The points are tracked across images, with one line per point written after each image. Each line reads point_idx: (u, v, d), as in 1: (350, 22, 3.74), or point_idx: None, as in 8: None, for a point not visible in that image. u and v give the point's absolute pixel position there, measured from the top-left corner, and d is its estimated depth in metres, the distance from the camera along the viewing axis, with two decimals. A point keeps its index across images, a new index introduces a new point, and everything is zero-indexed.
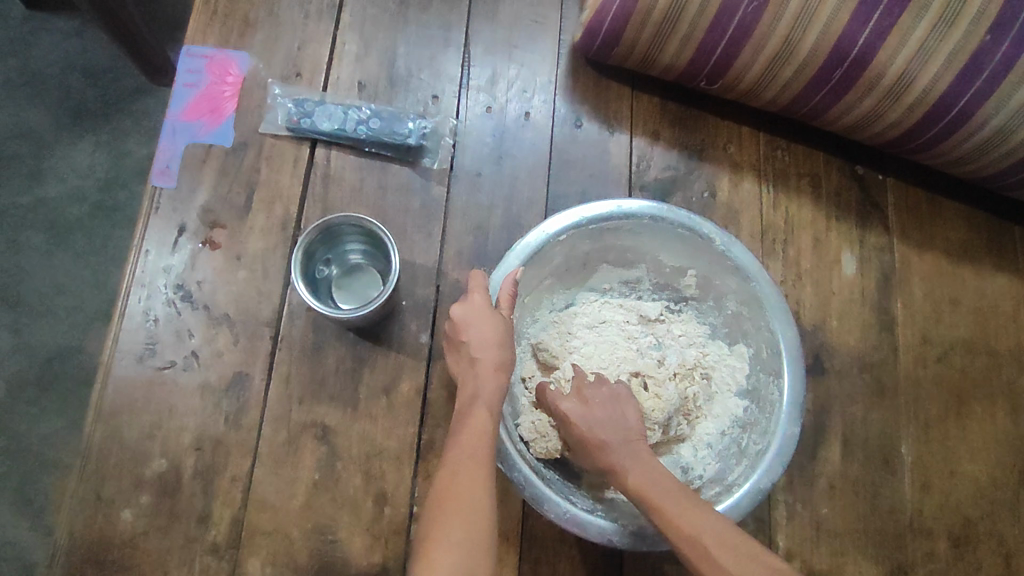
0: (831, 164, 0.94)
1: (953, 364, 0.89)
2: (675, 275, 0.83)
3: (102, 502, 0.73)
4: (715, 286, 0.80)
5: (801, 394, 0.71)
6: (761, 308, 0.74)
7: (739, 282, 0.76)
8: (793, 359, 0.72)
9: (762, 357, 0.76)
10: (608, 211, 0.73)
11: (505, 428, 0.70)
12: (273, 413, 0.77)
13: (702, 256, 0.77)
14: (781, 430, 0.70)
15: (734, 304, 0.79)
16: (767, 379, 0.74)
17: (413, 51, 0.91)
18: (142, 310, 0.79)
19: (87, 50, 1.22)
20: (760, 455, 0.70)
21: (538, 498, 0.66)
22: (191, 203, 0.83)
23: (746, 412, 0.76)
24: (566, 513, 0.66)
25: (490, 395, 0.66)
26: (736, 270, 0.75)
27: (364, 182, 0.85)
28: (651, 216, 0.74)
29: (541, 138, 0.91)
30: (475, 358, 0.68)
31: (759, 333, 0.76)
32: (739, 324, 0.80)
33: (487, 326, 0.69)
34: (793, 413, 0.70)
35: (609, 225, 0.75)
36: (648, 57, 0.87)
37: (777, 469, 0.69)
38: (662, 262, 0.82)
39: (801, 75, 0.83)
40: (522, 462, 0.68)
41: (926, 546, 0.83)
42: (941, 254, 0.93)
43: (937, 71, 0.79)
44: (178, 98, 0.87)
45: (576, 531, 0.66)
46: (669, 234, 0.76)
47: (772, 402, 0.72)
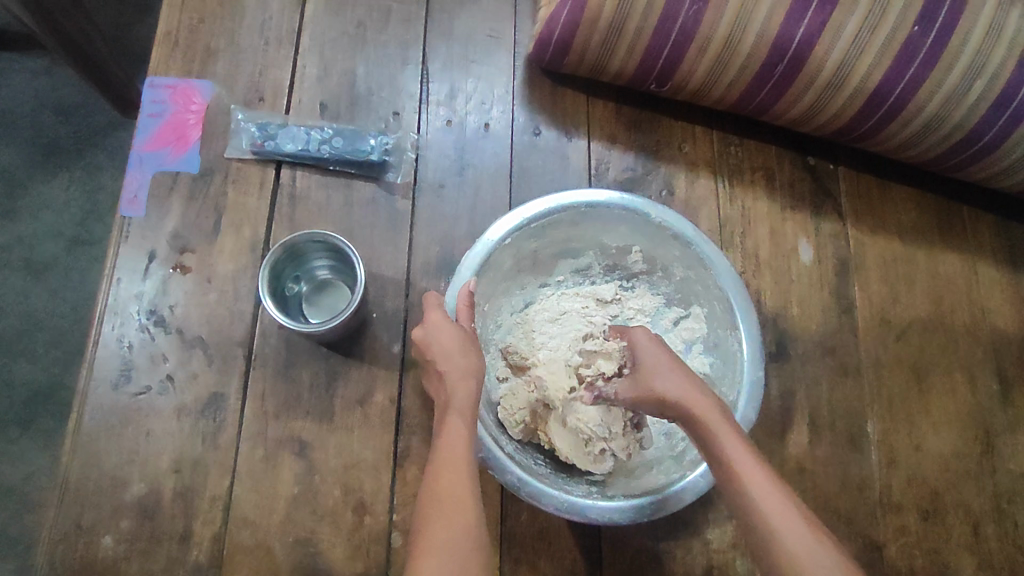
0: (782, 157, 0.98)
1: (912, 342, 0.92)
2: (621, 255, 0.86)
3: (82, 530, 0.74)
4: (660, 258, 0.83)
5: (758, 340, 0.75)
6: (707, 270, 0.77)
7: (681, 249, 0.79)
8: (746, 312, 0.75)
9: (717, 314, 0.79)
10: (546, 208, 0.76)
11: (491, 436, 0.72)
12: (249, 431, 0.78)
13: (643, 233, 0.80)
14: (747, 377, 0.73)
15: (681, 270, 0.82)
16: (725, 333, 0.78)
17: (373, 71, 0.94)
18: (116, 337, 0.80)
19: (56, 88, 1.24)
20: (734, 407, 0.73)
21: (534, 495, 0.69)
22: (161, 230, 0.85)
23: (713, 368, 0.80)
24: (566, 502, 0.69)
25: (454, 400, 0.68)
26: (677, 239, 0.78)
27: (329, 200, 0.87)
28: (588, 205, 0.77)
29: (501, 147, 0.93)
30: (441, 368, 0.70)
31: (709, 293, 0.79)
32: (689, 287, 0.83)
33: (448, 336, 0.71)
34: (755, 359, 0.74)
35: (549, 221, 0.78)
36: (599, 64, 0.91)
37: (752, 413, 0.72)
38: (607, 244, 0.84)
39: (745, 73, 0.87)
40: (513, 464, 0.70)
41: (896, 520, 0.85)
42: (893, 236, 0.97)
43: (871, 63, 0.83)
44: (143, 129, 0.89)
45: (576, 518, 0.69)
46: (608, 218, 0.79)
47: (734, 354, 0.76)
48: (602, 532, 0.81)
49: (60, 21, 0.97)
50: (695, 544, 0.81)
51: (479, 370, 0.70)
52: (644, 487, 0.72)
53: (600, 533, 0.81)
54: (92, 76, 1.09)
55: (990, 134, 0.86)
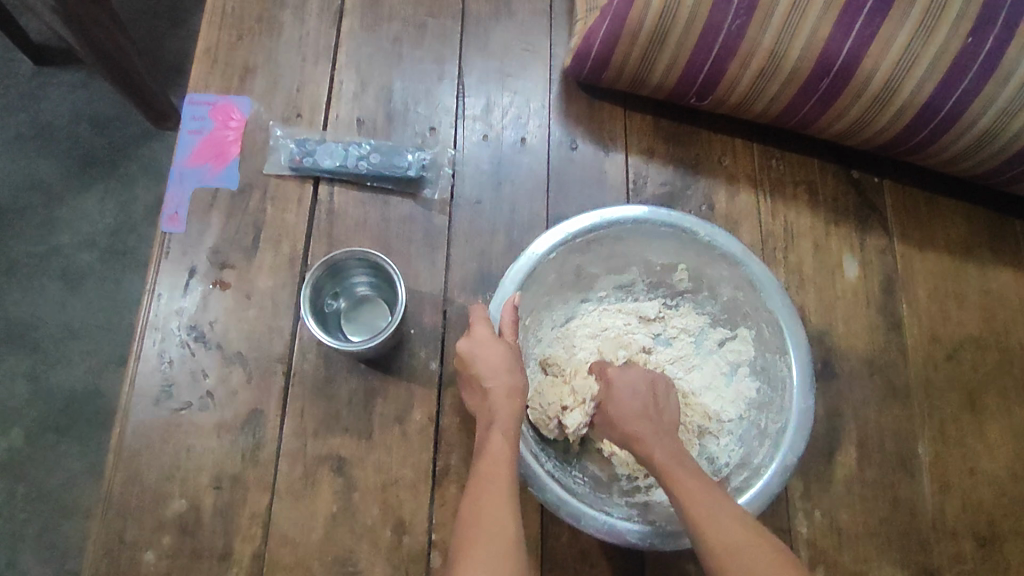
0: (825, 171, 0.96)
1: (964, 361, 0.89)
2: (666, 272, 0.84)
3: (124, 545, 0.74)
4: (707, 276, 0.81)
5: (810, 367, 0.73)
6: (756, 291, 0.75)
7: (730, 269, 0.77)
8: (796, 336, 0.73)
9: (765, 336, 0.77)
10: (590, 223, 0.75)
11: (533, 452, 0.71)
12: (288, 448, 0.77)
13: (689, 250, 0.79)
14: (797, 405, 0.71)
15: (729, 290, 0.80)
16: (774, 357, 0.76)
17: (409, 87, 0.94)
18: (157, 353, 0.81)
19: (93, 101, 1.26)
20: (783, 433, 0.71)
21: (574, 515, 0.67)
22: (201, 245, 0.85)
23: (760, 393, 0.78)
24: (606, 525, 0.67)
25: (497, 419, 0.67)
26: (725, 258, 0.76)
27: (367, 216, 0.87)
28: (634, 220, 0.75)
29: (538, 162, 0.93)
30: (485, 386, 0.69)
31: (758, 314, 0.77)
32: (737, 307, 0.81)
33: (493, 353, 0.70)
34: (805, 385, 0.72)
35: (594, 236, 0.76)
36: (638, 77, 0.90)
37: (800, 444, 0.70)
38: (652, 261, 0.83)
39: (789, 86, 0.85)
40: (554, 481, 0.68)
41: (951, 547, 0.82)
42: (942, 251, 0.94)
43: (922, 76, 0.80)
44: (183, 145, 0.89)
45: (615, 540, 0.67)
46: (655, 234, 0.78)
47: (783, 378, 0.74)
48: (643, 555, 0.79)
49: (98, 35, 0.98)
50: None
51: (520, 390, 0.70)
52: None
53: (641, 555, 0.79)
54: (128, 90, 1.10)
55: None
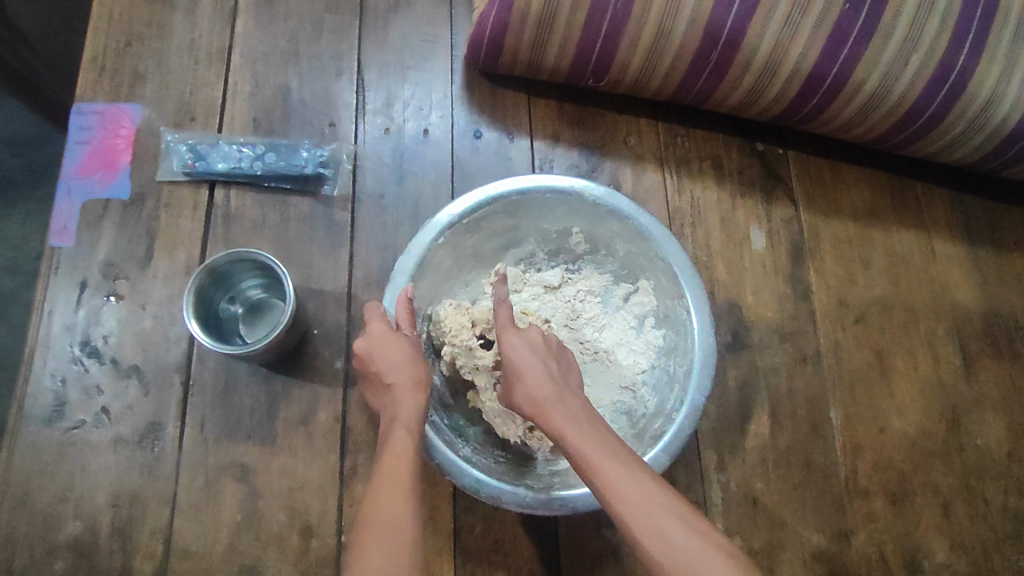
0: (729, 145, 0.97)
1: (872, 324, 0.91)
2: (562, 238, 0.84)
3: (15, 573, 0.71)
4: (601, 236, 0.82)
5: (706, 303, 0.74)
6: (646, 241, 0.76)
7: (620, 225, 0.77)
8: (689, 277, 0.74)
9: (663, 284, 0.78)
10: (475, 202, 0.74)
11: (445, 440, 0.70)
12: (188, 459, 0.75)
13: (579, 213, 0.79)
14: (699, 344, 0.72)
15: (623, 245, 0.81)
16: (673, 303, 0.77)
17: (306, 84, 0.92)
18: (48, 372, 0.78)
19: (7, 123, 1.21)
20: (689, 375, 0.72)
21: (494, 495, 0.67)
22: (92, 258, 0.82)
23: (667, 339, 0.79)
24: (528, 498, 0.67)
25: (400, 414, 0.64)
26: (612, 214, 0.76)
27: (265, 217, 0.85)
28: (518, 192, 0.75)
29: (441, 153, 0.92)
30: (389, 382, 0.67)
31: (653, 264, 0.78)
32: (633, 261, 0.82)
33: (393, 346, 0.68)
34: (705, 322, 0.73)
35: (481, 215, 0.76)
36: (533, 62, 0.89)
37: (707, 379, 0.71)
38: (547, 230, 0.83)
39: (680, 62, 0.85)
40: (469, 465, 0.68)
41: (864, 507, 0.83)
42: (847, 218, 0.96)
43: (805, 44, 0.81)
44: (71, 156, 0.86)
45: (540, 511, 0.67)
46: (542, 202, 0.77)
47: (684, 323, 0.75)
48: (558, 542, 0.78)
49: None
50: None
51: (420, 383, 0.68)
52: None
53: (556, 542, 0.78)
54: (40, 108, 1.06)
55: (932, 108, 0.84)
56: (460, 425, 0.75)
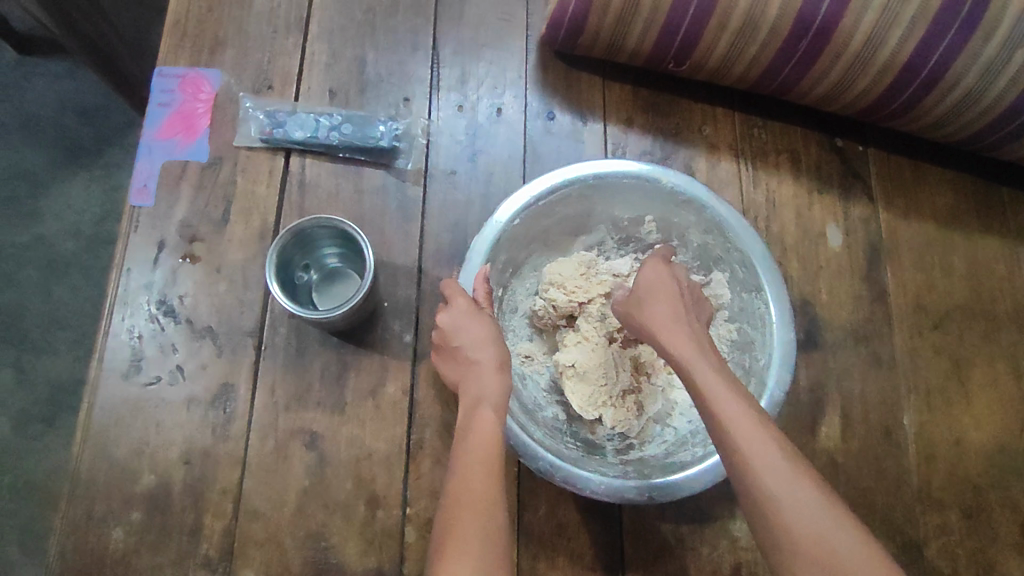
0: (808, 139, 0.94)
1: (951, 331, 0.88)
2: (634, 226, 0.83)
3: (92, 522, 0.73)
4: (675, 225, 0.80)
5: (786, 297, 0.72)
6: (724, 233, 0.74)
7: (696, 215, 0.76)
8: (769, 270, 0.72)
9: (739, 277, 0.77)
10: (552, 185, 0.73)
11: (520, 422, 0.69)
12: (259, 422, 0.76)
13: (655, 200, 0.78)
14: (778, 340, 0.70)
15: (698, 236, 0.79)
16: (750, 296, 0.75)
17: (382, 58, 0.92)
18: (126, 328, 0.79)
19: (77, 88, 1.24)
20: (767, 370, 0.70)
21: (570, 480, 0.66)
22: (170, 219, 0.84)
23: (741, 333, 0.77)
24: (602, 484, 0.66)
25: (487, 393, 0.64)
26: (691, 203, 0.75)
27: (339, 188, 0.86)
28: (594, 176, 0.74)
29: (514, 132, 0.91)
30: (473, 360, 0.67)
31: (729, 256, 0.76)
32: (708, 252, 0.80)
33: (477, 326, 0.69)
34: (784, 317, 0.71)
35: (557, 198, 0.75)
36: (614, 43, 0.88)
37: (786, 376, 0.69)
38: (618, 217, 0.82)
39: (768, 49, 0.83)
40: (544, 449, 0.67)
41: (937, 518, 0.81)
42: (928, 220, 0.92)
43: (902, 35, 0.78)
44: (152, 118, 0.88)
45: (614, 499, 0.66)
46: (618, 188, 0.77)
47: (762, 317, 0.73)
48: (622, 532, 0.77)
49: (77, 17, 0.96)
50: (723, 542, 0.78)
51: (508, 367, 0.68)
52: (682, 462, 0.69)
53: (620, 533, 0.77)
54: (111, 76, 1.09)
55: None
56: (530, 408, 0.74)
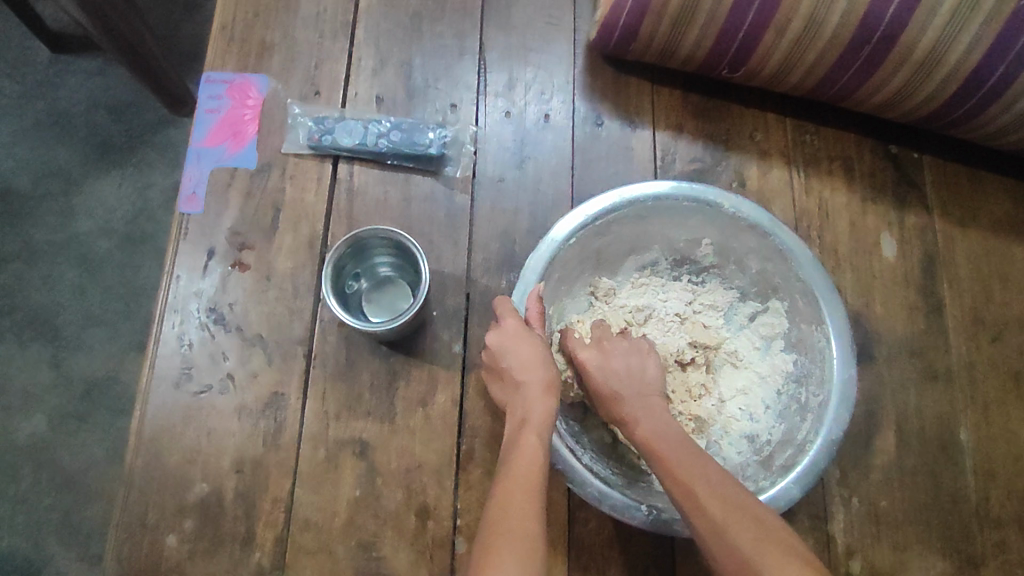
0: (862, 147, 0.92)
1: (1009, 344, 0.86)
2: (691, 248, 0.82)
3: (147, 528, 0.73)
4: (734, 250, 0.79)
5: (848, 338, 0.71)
6: (787, 261, 0.74)
7: (758, 241, 0.75)
8: (833, 307, 0.72)
9: (800, 308, 0.75)
10: (611, 205, 0.73)
11: (566, 446, 0.68)
12: (311, 431, 0.76)
13: (715, 224, 0.77)
14: (838, 376, 0.70)
15: (757, 263, 0.78)
16: (809, 329, 0.74)
17: (429, 63, 0.91)
18: (177, 336, 0.79)
19: (110, 88, 1.24)
20: (825, 408, 0.69)
21: (617, 509, 0.66)
22: (220, 226, 0.84)
23: (798, 366, 0.75)
24: (650, 516, 0.65)
25: (531, 416, 0.64)
26: (752, 230, 0.75)
27: (388, 195, 0.85)
28: (655, 197, 0.74)
29: (562, 139, 0.90)
30: (519, 381, 0.67)
31: (790, 285, 0.75)
32: (767, 280, 0.79)
33: (527, 349, 0.68)
34: (845, 356, 0.70)
35: (614, 218, 0.75)
36: (667, 48, 0.86)
37: (845, 416, 0.68)
38: (675, 239, 0.81)
39: (828, 55, 0.81)
40: (593, 476, 0.66)
41: (995, 536, 0.79)
42: (986, 231, 0.90)
43: (970, 41, 0.76)
44: (200, 124, 0.88)
45: (662, 531, 0.66)
46: (677, 210, 0.76)
47: (821, 349, 0.72)
48: (673, 546, 0.76)
49: (113, 18, 0.96)
50: None
51: (556, 388, 0.67)
52: None
53: (670, 547, 0.76)
54: (146, 76, 1.09)
55: None
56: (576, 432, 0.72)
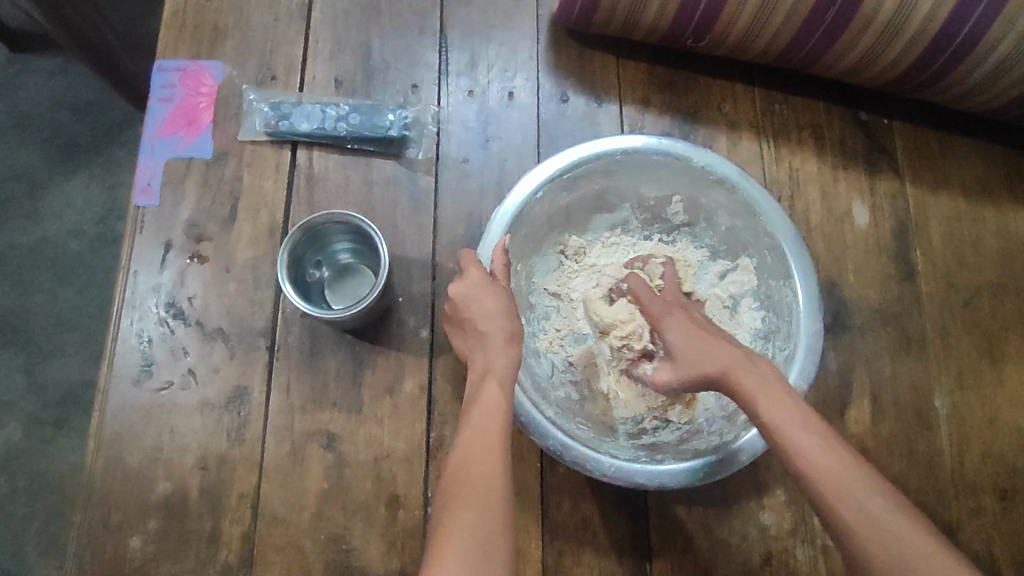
0: (832, 114, 0.90)
1: (983, 308, 0.85)
2: (661, 207, 0.80)
3: (109, 530, 0.71)
4: (704, 207, 0.78)
5: (815, 288, 0.69)
6: (755, 216, 0.72)
7: (727, 197, 0.74)
8: (801, 258, 0.70)
9: (768, 264, 0.74)
10: (579, 157, 0.71)
11: (529, 397, 0.66)
12: (275, 424, 0.74)
13: (685, 180, 0.75)
14: (806, 328, 0.68)
15: (726, 220, 0.77)
16: (777, 285, 0.73)
17: (388, 43, 0.89)
18: (135, 332, 0.77)
19: (72, 86, 1.21)
20: (790, 360, 0.68)
21: (578, 460, 0.63)
22: (176, 219, 0.81)
23: (766, 322, 0.75)
24: (613, 467, 0.63)
25: (495, 365, 0.63)
26: (721, 185, 0.73)
27: (348, 180, 0.83)
28: (623, 151, 0.72)
29: (527, 116, 0.88)
30: (482, 331, 0.65)
31: (758, 241, 0.74)
32: (736, 238, 0.78)
33: (490, 296, 0.66)
34: (813, 310, 0.68)
35: (583, 171, 0.73)
36: (630, 19, 0.84)
37: (811, 368, 0.66)
38: (645, 196, 0.79)
39: (792, 20, 0.79)
40: (556, 428, 0.64)
41: (972, 501, 0.79)
42: (957, 193, 0.89)
43: (935, 1, 0.75)
44: (153, 114, 0.85)
45: (623, 482, 0.63)
46: (646, 164, 0.74)
47: (788, 305, 0.71)
48: (648, 521, 0.75)
49: (73, 19, 0.93)
50: (753, 531, 0.75)
51: (519, 337, 0.66)
52: (696, 449, 0.68)
53: (645, 523, 0.75)
54: (110, 73, 1.05)
55: None
56: (543, 385, 0.70)
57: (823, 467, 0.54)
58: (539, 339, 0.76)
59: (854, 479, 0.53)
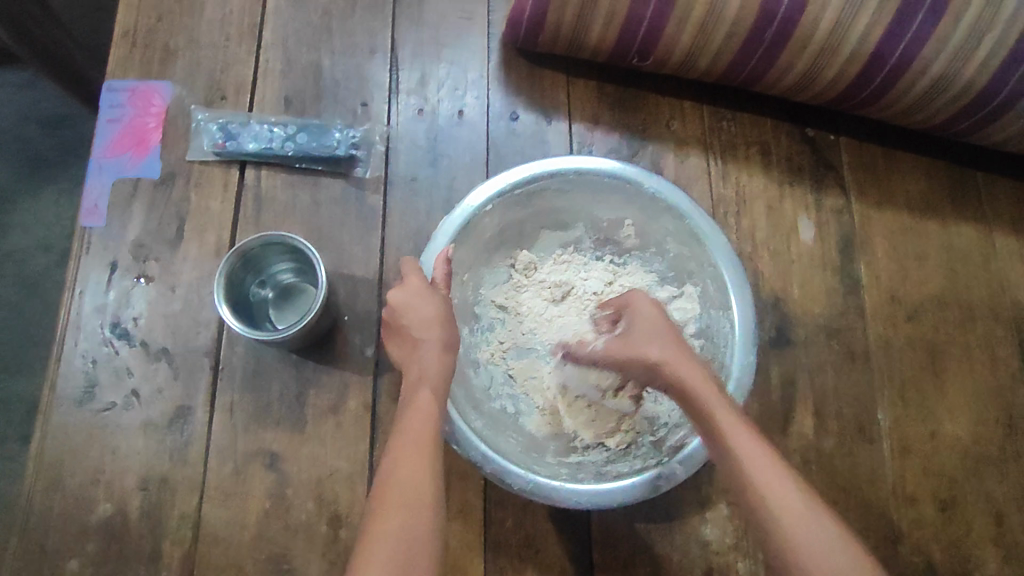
0: (779, 130, 0.92)
1: (925, 322, 0.86)
2: (613, 228, 0.81)
3: (48, 553, 0.71)
4: (653, 233, 0.79)
5: (753, 321, 0.70)
6: (701, 245, 0.73)
7: (675, 223, 0.75)
8: (742, 290, 0.71)
9: (710, 294, 0.75)
10: (531, 174, 0.73)
11: (458, 408, 0.68)
12: (217, 445, 0.74)
13: (635, 205, 0.76)
14: (740, 361, 0.69)
15: (675, 246, 0.78)
16: (717, 314, 0.74)
17: (339, 63, 0.90)
18: (79, 353, 0.77)
19: (38, 101, 1.20)
20: None
21: (497, 474, 0.65)
22: (123, 239, 0.81)
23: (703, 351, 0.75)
24: (530, 482, 0.65)
25: (428, 372, 0.63)
26: (669, 211, 0.74)
27: (296, 200, 0.83)
28: (576, 171, 0.73)
29: (476, 135, 0.88)
30: (417, 339, 0.65)
31: (702, 270, 0.75)
32: (683, 265, 0.78)
33: (427, 305, 0.66)
34: (747, 343, 0.70)
35: (536, 188, 0.74)
36: (575, 39, 0.85)
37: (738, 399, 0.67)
38: (598, 217, 0.80)
39: (732, 41, 0.81)
40: (483, 440, 0.66)
41: (911, 513, 0.79)
42: (901, 209, 0.90)
43: (868, 22, 0.76)
44: (102, 135, 0.85)
45: (539, 498, 0.65)
46: (597, 185, 0.75)
47: (726, 335, 0.72)
48: (590, 537, 0.75)
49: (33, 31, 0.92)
50: (694, 547, 0.76)
51: (453, 347, 0.66)
52: (618, 472, 0.69)
53: (586, 539, 0.75)
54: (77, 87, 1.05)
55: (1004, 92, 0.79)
56: (477, 396, 0.72)
57: (789, 510, 0.54)
58: (484, 351, 0.76)
59: (819, 528, 0.53)
